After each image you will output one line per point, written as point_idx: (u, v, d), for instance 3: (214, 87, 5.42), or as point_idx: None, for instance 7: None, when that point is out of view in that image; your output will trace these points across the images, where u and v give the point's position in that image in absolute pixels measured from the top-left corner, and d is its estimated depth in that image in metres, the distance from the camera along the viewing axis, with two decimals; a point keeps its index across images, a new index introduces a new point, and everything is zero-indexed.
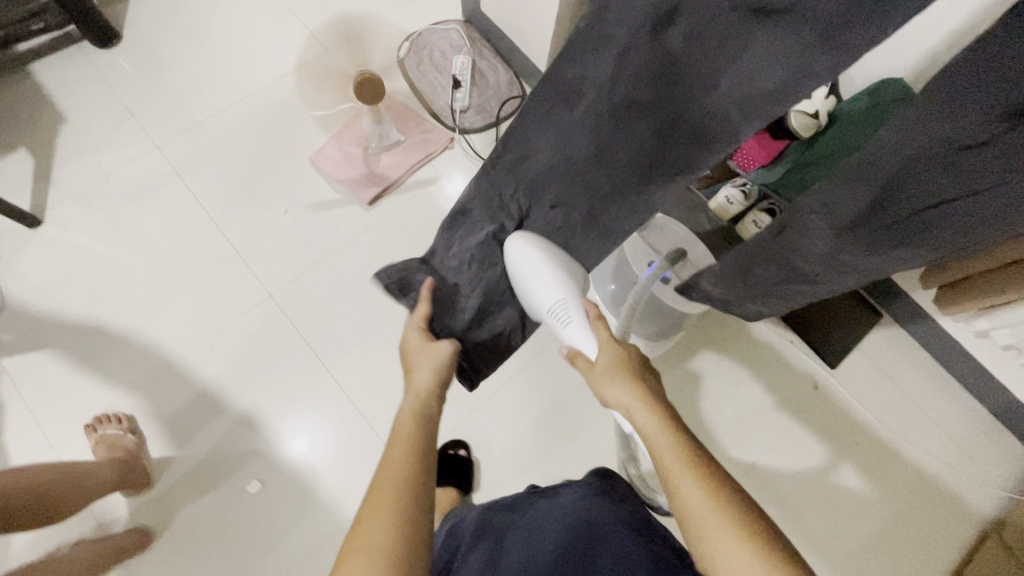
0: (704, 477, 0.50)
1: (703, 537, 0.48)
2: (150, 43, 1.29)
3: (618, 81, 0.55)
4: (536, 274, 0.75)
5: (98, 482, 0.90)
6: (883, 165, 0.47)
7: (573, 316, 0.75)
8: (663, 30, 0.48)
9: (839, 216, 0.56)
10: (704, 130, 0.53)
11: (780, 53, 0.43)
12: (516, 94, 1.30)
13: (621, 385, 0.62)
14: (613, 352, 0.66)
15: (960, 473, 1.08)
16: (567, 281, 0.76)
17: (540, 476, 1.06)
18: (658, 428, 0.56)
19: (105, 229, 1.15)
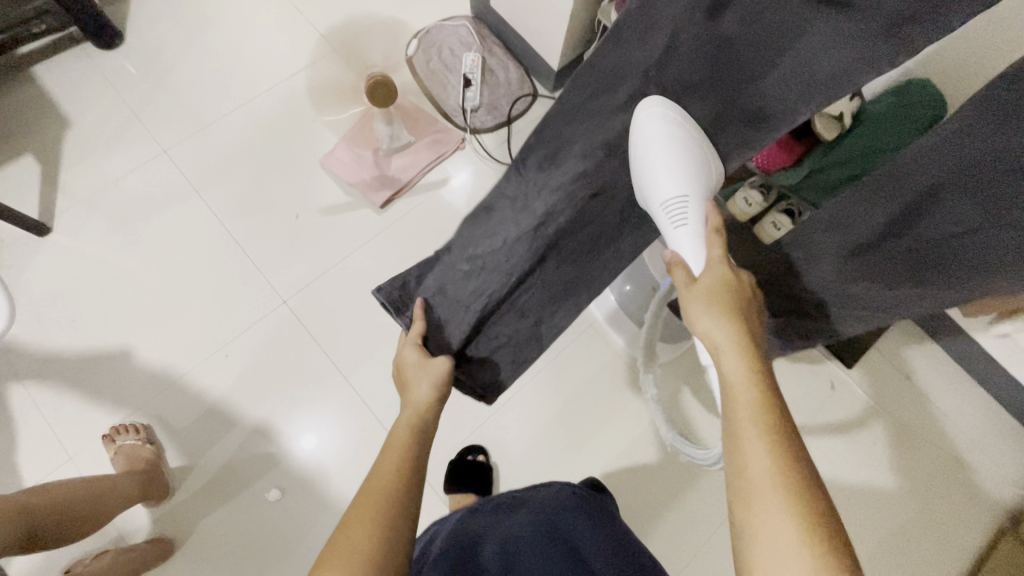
0: (778, 444, 0.43)
1: (754, 508, 0.41)
2: (155, 44, 1.27)
3: (664, 72, 0.67)
4: (658, 152, 0.66)
5: (121, 496, 0.90)
6: (907, 167, 0.50)
7: (691, 220, 0.64)
8: (717, 16, 0.59)
9: (859, 223, 0.58)
10: (754, 109, 0.63)
11: (833, 43, 0.53)
12: (527, 92, 1.28)
13: (717, 316, 0.52)
14: (722, 275, 0.56)
15: (976, 472, 1.08)
16: (694, 177, 0.67)
17: (558, 480, 1.06)
18: (743, 374, 0.48)
19: (115, 235, 1.13)
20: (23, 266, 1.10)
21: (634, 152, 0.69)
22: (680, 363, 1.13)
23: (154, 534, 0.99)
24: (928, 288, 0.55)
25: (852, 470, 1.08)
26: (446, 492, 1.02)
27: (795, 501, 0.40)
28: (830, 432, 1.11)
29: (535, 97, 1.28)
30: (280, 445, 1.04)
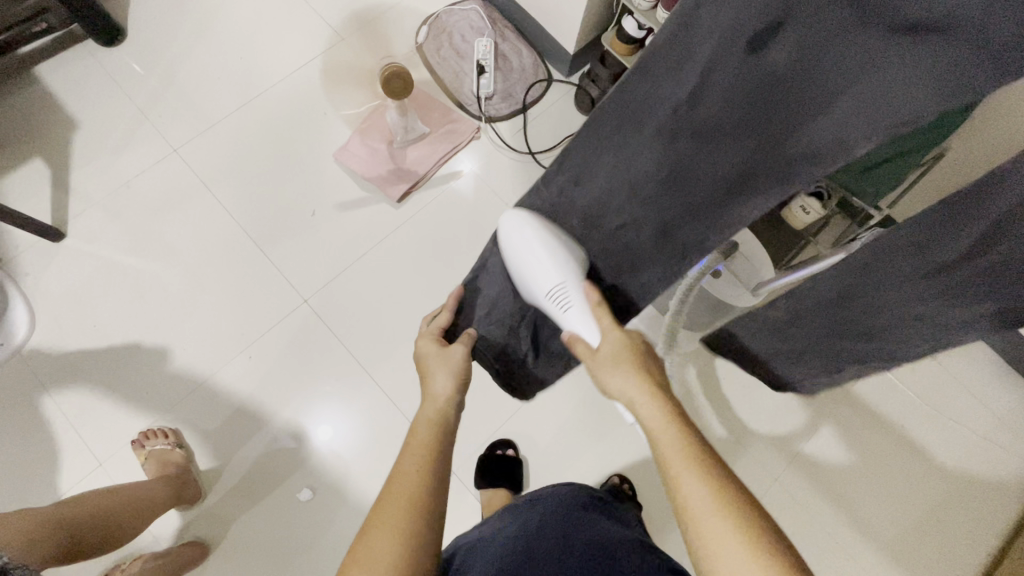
0: (709, 471, 0.45)
1: (703, 532, 0.42)
2: (158, 39, 1.24)
3: (704, 95, 0.42)
4: (526, 248, 0.65)
5: (157, 499, 0.91)
6: (991, 207, 0.32)
7: (575, 301, 0.65)
8: (764, 45, 0.36)
9: (933, 258, 0.38)
10: (791, 171, 0.42)
11: (933, 78, 0.31)
12: (541, 77, 1.24)
13: (625, 373, 0.56)
14: (617, 340, 0.60)
15: (1009, 452, 1.06)
16: (567, 263, 0.65)
17: (587, 471, 1.05)
18: (661, 419, 0.50)
19: (131, 238, 1.12)
20: (40, 273, 1.09)
21: (506, 252, 0.68)
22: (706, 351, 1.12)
23: (187, 538, 0.99)
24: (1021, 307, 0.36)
25: (884, 452, 1.07)
26: (477, 487, 1.02)
27: (740, 523, 0.42)
28: (862, 415, 1.09)
29: (550, 82, 1.25)
30: (307, 444, 1.04)
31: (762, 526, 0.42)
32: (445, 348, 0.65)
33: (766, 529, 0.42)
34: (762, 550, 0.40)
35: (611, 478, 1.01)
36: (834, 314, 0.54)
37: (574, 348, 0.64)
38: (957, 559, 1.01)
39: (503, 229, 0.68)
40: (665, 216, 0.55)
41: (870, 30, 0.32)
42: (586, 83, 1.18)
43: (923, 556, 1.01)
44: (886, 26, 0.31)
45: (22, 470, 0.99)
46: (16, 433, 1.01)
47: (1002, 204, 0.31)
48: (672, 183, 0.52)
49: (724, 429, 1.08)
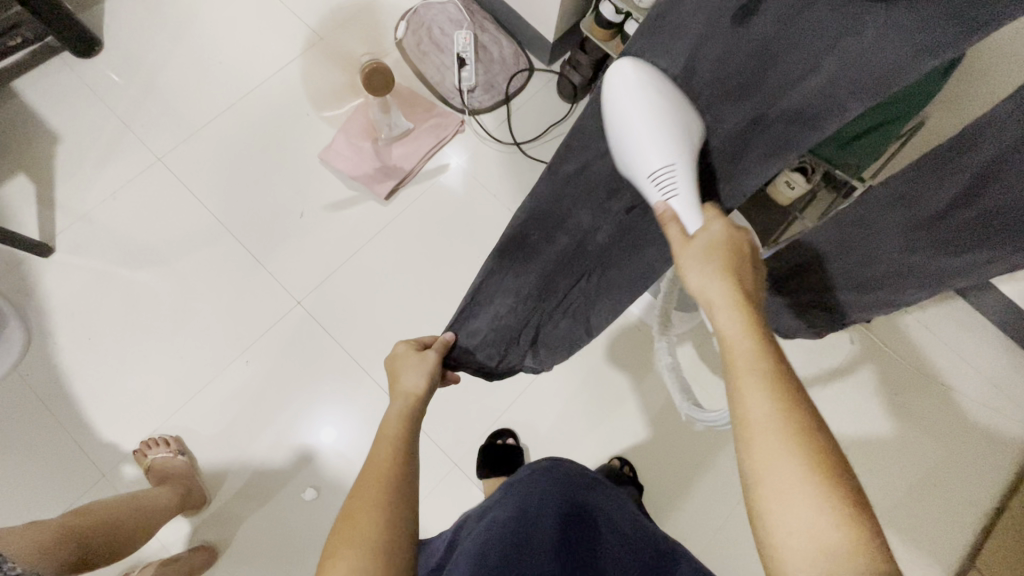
0: (778, 387, 0.39)
1: (757, 453, 0.38)
2: (136, 48, 1.23)
3: (696, 66, 0.46)
4: (636, 119, 0.48)
5: (164, 509, 0.91)
6: (981, 151, 0.35)
7: (684, 189, 0.51)
8: (751, 15, 0.41)
9: (918, 210, 0.43)
10: (789, 131, 0.45)
11: (895, 40, 0.37)
12: (522, 67, 1.25)
13: (714, 270, 0.45)
14: (716, 235, 0.48)
15: (999, 413, 1.08)
16: (681, 136, 0.48)
17: (587, 456, 1.06)
18: (742, 326, 0.42)
19: (120, 249, 1.12)
20: (32, 287, 1.09)
21: (604, 117, 0.51)
22: (699, 331, 1.13)
23: (195, 542, 1.00)
24: (993, 248, 0.41)
25: (880, 422, 1.08)
26: (479, 478, 1.02)
27: (802, 444, 0.37)
28: (855, 386, 1.10)
29: (531, 71, 1.25)
30: (309, 443, 1.05)
31: (827, 457, 0.37)
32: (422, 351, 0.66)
33: (829, 453, 0.38)
34: (820, 477, 0.36)
35: (611, 462, 1.03)
36: (830, 271, 0.58)
37: (667, 229, 0.50)
38: (953, 521, 1.03)
39: (608, 93, 0.50)
40: None
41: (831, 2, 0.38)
42: (567, 70, 1.18)
43: (919, 521, 1.03)
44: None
45: (26, 487, 0.99)
46: (18, 451, 1.01)
47: (983, 153, 0.36)
48: None
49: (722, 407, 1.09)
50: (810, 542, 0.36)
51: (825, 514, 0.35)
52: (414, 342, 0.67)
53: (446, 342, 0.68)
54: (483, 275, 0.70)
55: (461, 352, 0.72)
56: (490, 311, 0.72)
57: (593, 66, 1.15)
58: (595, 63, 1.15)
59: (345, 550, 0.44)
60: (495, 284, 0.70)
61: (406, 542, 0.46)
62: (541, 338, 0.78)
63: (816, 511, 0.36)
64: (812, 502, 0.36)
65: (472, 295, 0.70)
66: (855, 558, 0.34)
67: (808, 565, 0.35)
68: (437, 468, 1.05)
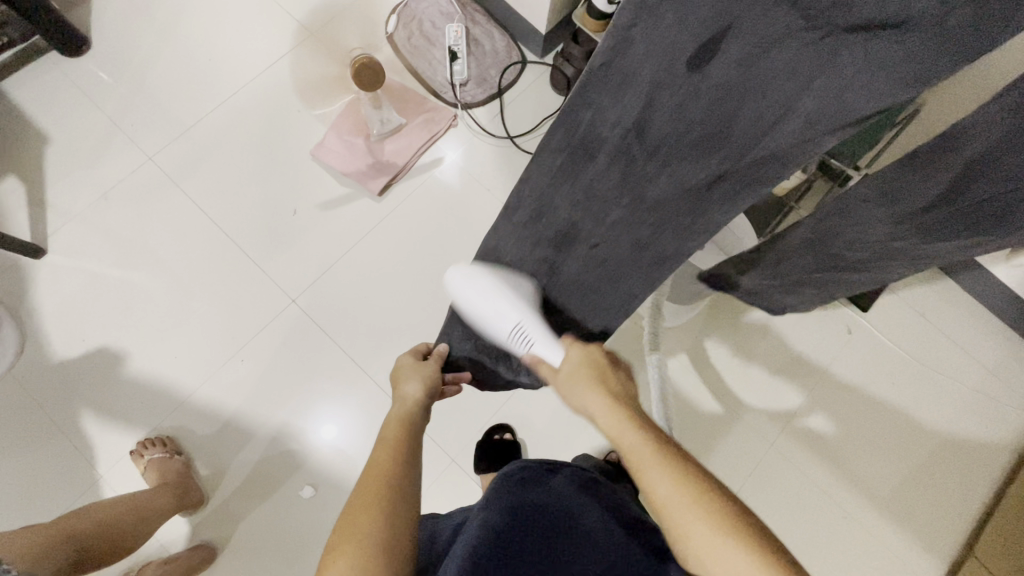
0: (674, 469, 0.46)
1: (682, 532, 0.44)
2: (124, 46, 1.21)
3: (653, 114, 0.44)
4: (479, 298, 0.67)
5: (161, 509, 0.91)
6: (967, 148, 0.34)
7: (538, 334, 0.64)
8: (705, 60, 0.39)
9: (904, 204, 0.42)
10: (761, 167, 0.44)
11: (880, 72, 0.34)
12: (515, 60, 1.23)
13: (586, 387, 0.55)
14: (579, 355, 0.59)
15: (998, 401, 1.08)
16: (515, 300, 0.65)
17: (584, 450, 1.06)
18: (622, 427, 0.50)
19: (112, 250, 1.11)
20: (25, 289, 1.08)
21: (459, 306, 0.70)
22: (697, 323, 1.12)
23: (196, 541, 1.00)
24: (983, 234, 0.40)
25: (880, 414, 1.08)
26: (477, 473, 1.03)
27: (712, 511, 0.43)
28: (852, 376, 1.10)
29: (524, 64, 1.23)
30: (309, 441, 1.05)
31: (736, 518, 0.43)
32: (422, 362, 0.69)
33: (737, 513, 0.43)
34: (734, 532, 0.42)
35: (609, 455, 1.03)
36: (818, 259, 0.57)
37: (539, 370, 0.62)
38: (952, 509, 1.03)
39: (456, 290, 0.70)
40: (637, 226, 0.56)
41: (794, 41, 0.35)
42: (560, 62, 1.16)
43: (917, 509, 1.03)
44: (819, 29, 0.34)
45: (25, 488, 1.00)
46: (16, 452, 1.01)
47: (967, 150, 0.34)
48: (639, 196, 0.53)
49: (719, 399, 1.09)
50: None
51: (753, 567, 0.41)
52: (414, 353, 0.71)
53: (440, 354, 0.73)
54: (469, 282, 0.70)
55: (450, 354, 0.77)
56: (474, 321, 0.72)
57: (586, 57, 1.13)
58: (588, 55, 1.13)
59: (350, 547, 0.43)
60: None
61: (407, 537, 0.46)
62: None
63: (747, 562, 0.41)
64: (742, 559, 0.41)
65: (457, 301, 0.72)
66: None
67: None
68: (435, 464, 1.05)
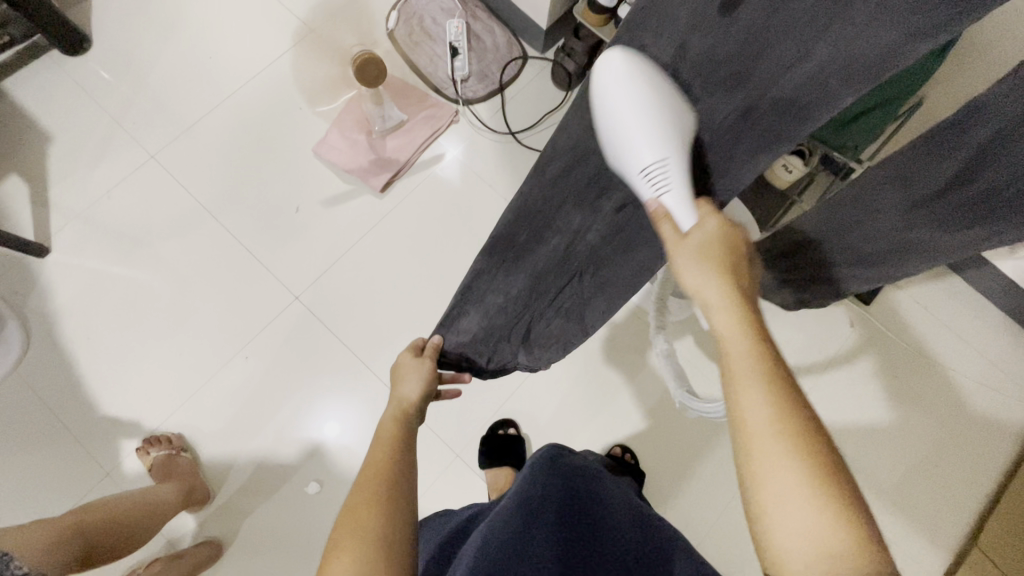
0: (778, 391, 0.38)
1: (754, 456, 0.38)
2: (125, 44, 1.21)
3: (684, 62, 0.45)
4: (625, 110, 0.46)
5: (167, 505, 0.92)
6: (979, 130, 0.34)
7: (677, 184, 0.48)
8: (736, 5, 0.39)
9: (916, 189, 0.42)
10: (783, 121, 0.44)
11: (891, 22, 0.36)
12: (516, 55, 1.23)
13: (709, 270, 0.44)
14: (712, 229, 0.47)
15: (1001, 394, 1.08)
16: (674, 128, 0.46)
17: (588, 445, 1.07)
18: (735, 327, 0.42)
19: (115, 248, 1.11)
20: (29, 288, 1.08)
21: (593, 104, 0.48)
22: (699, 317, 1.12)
23: (202, 537, 1.01)
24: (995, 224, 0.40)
25: (882, 407, 1.08)
26: (481, 468, 1.03)
27: (800, 450, 0.37)
28: (854, 371, 1.10)
29: (525, 59, 1.23)
30: (316, 436, 1.05)
31: (828, 465, 0.37)
32: (421, 357, 0.69)
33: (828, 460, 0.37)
34: (820, 481, 0.36)
35: (613, 449, 1.03)
36: (832, 247, 0.57)
37: (659, 228, 0.48)
38: (956, 502, 1.03)
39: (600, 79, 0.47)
40: None
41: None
42: (562, 58, 1.16)
43: (921, 502, 1.03)
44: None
45: (31, 487, 1.00)
46: (21, 451, 1.01)
47: (980, 132, 0.35)
48: None
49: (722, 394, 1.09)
50: (810, 553, 0.35)
51: (823, 519, 0.35)
52: (414, 350, 0.70)
53: (436, 346, 0.71)
54: (472, 274, 0.69)
55: (450, 350, 0.74)
56: (477, 314, 0.71)
57: (587, 52, 1.13)
58: (589, 49, 1.13)
59: (352, 540, 0.44)
60: (486, 287, 0.69)
61: (410, 533, 0.47)
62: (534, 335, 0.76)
63: (815, 516, 0.35)
64: (809, 505, 0.36)
65: (459, 295, 0.70)
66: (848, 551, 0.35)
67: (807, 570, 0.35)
68: (439, 460, 1.05)
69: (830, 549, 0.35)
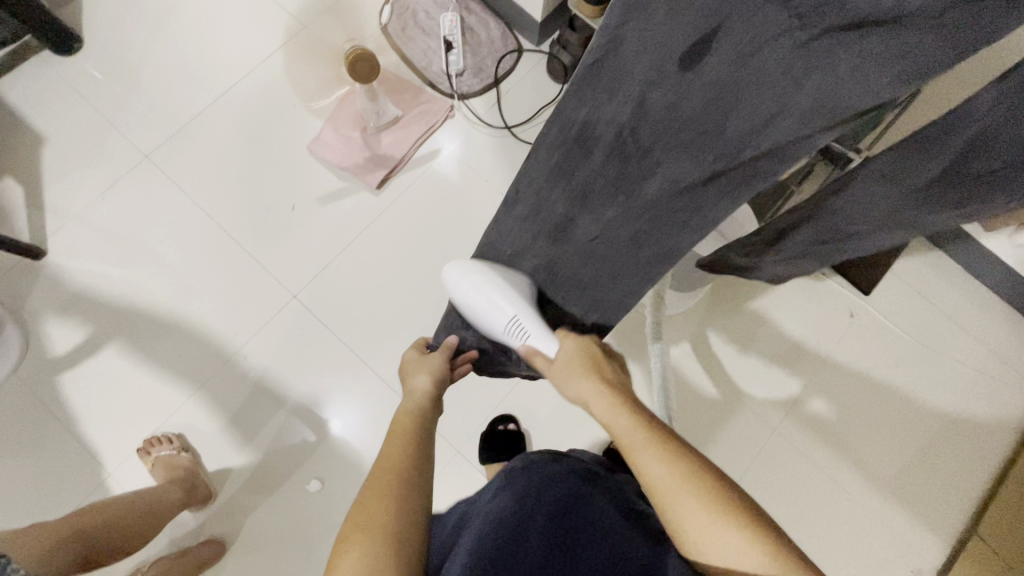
0: (664, 451, 0.50)
1: (670, 507, 0.47)
2: (117, 43, 1.20)
3: (649, 110, 0.46)
4: (477, 294, 0.66)
5: (170, 503, 0.92)
6: (966, 129, 0.34)
7: (534, 329, 0.64)
8: (699, 60, 0.41)
9: (904, 184, 0.42)
10: (756, 167, 0.44)
11: (867, 71, 0.35)
12: (510, 48, 1.22)
13: (580, 377, 0.60)
14: (571, 346, 0.63)
15: (999, 381, 1.08)
16: (514, 293, 0.65)
17: (588, 438, 1.07)
18: (614, 413, 0.55)
19: (112, 249, 1.11)
20: (26, 291, 1.08)
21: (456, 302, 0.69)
22: (698, 309, 1.12)
23: (206, 536, 1.01)
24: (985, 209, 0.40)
25: (883, 397, 1.08)
26: (482, 464, 1.03)
27: (699, 488, 0.47)
28: (853, 361, 1.10)
29: (520, 52, 1.22)
30: (316, 433, 1.05)
31: (724, 492, 0.47)
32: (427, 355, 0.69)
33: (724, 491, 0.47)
34: (722, 508, 0.46)
35: (612, 443, 1.03)
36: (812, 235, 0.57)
37: (535, 363, 0.64)
38: (956, 491, 1.03)
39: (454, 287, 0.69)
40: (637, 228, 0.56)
41: (784, 42, 0.37)
42: (556, 50, 1.15)
43: (920, 491, 1.04)
44: (811, 30, 0.36)
45: (34, 488, 1.00)
46: (24, 453, 1.02)
47: (968, 132, 0.34)
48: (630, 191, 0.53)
49: (722, 387, 1.09)
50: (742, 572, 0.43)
51: (738, 538, 0.44)
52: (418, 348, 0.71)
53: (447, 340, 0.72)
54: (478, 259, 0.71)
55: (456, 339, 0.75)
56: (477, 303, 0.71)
57: (582, 44, 1.12)
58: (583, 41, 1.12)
59: (361, 535, 0.43)
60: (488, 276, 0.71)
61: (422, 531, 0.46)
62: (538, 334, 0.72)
63: (730, 540, 0.44)
64: (723, 530, 0.45)
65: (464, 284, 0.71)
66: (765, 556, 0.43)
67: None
68: (439, 456, 1.06)
69: (753, 567, 0.43)
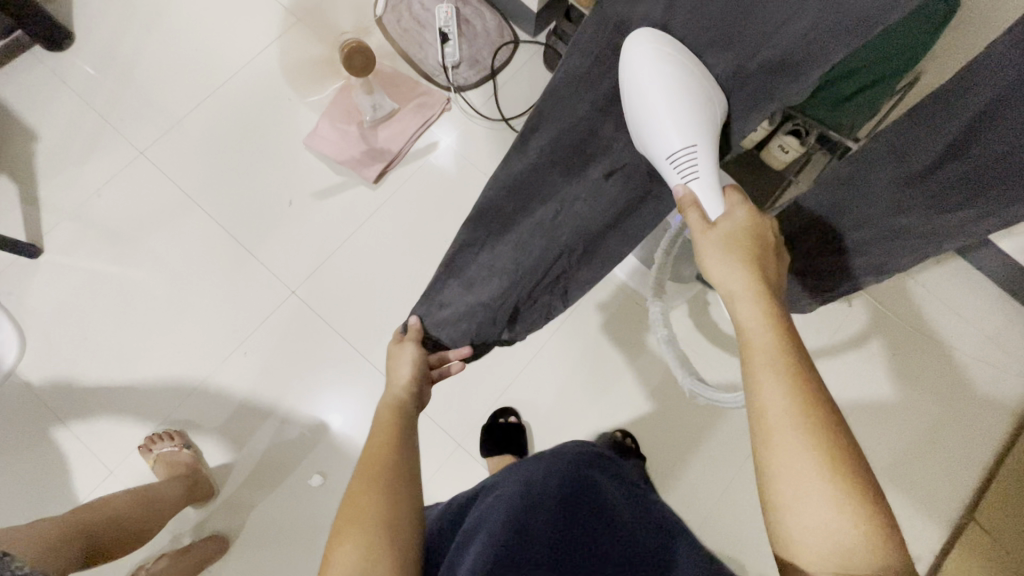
0: (795, 379, 0.40)
1: (773, 443, 0.39)
2: (109, 38, 1.19)
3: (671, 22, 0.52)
4: (647, 96, 0.53)
5: (171, 499, 0.92)
6: (977, 96, 0.40)
7: (702, 168, 0.54)
8: None
9: (910, 164, 0.49)
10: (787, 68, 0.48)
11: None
12: (507, 40, 1.21)
13: (733, 261, 0.47)
14: (741, 217, 0.50)
15: (998, 368, 1.08)
16: (696, 115, 0.53)
17: (589, 429, 1.07)
18: (759, 315, 0.44)
19: (108, 246, 1.10)
20: (24, 289, 1.08)
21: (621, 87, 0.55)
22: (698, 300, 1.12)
23: (208, 532, 1.02)
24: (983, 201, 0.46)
25: (881, 386, 1.08)
26: (483, 456, 1.04)
27: (816, 437, 0.38)
28: (851, 349, 1.10)
29: (516, 43, 1.21)
30: (317, 427, 1.05)
31: (846, 453, 0.38)
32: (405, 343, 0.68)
33: (846, 449, 0.38)
34: (836, 468, 0.37)
35: (613, 433, 1.04)
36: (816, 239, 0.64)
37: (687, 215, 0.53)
38: (954, 477, 1.04)
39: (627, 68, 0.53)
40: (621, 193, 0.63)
41: None
42: (553, 41, 1.14)
43: (919, 478, 1.05)
44: None
45: (36, 487, 1.01)
46: (25, 452, 1.02)
47: (977, 99, 0.40)
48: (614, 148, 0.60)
49: (721, 377, 1.09)
50: (824, 540, 0.37)
51: (839, 504, 0.37)
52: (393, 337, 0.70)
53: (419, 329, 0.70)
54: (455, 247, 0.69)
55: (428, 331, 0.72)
56: (455, 288, 0.70)
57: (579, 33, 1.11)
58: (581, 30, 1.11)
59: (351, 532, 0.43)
60: (471, 264, 0.69)
61: (412, 522, 0.46)
62: (521, 311, 0.73)
63: (825, 504, 0.37)
64: (825, 489, 0.37)
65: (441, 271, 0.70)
66: (860, 530, 0.36)
67: (819, 555, 0.37)
68: (441, 448, 1.06)
69: (840, 539, 0.36)
